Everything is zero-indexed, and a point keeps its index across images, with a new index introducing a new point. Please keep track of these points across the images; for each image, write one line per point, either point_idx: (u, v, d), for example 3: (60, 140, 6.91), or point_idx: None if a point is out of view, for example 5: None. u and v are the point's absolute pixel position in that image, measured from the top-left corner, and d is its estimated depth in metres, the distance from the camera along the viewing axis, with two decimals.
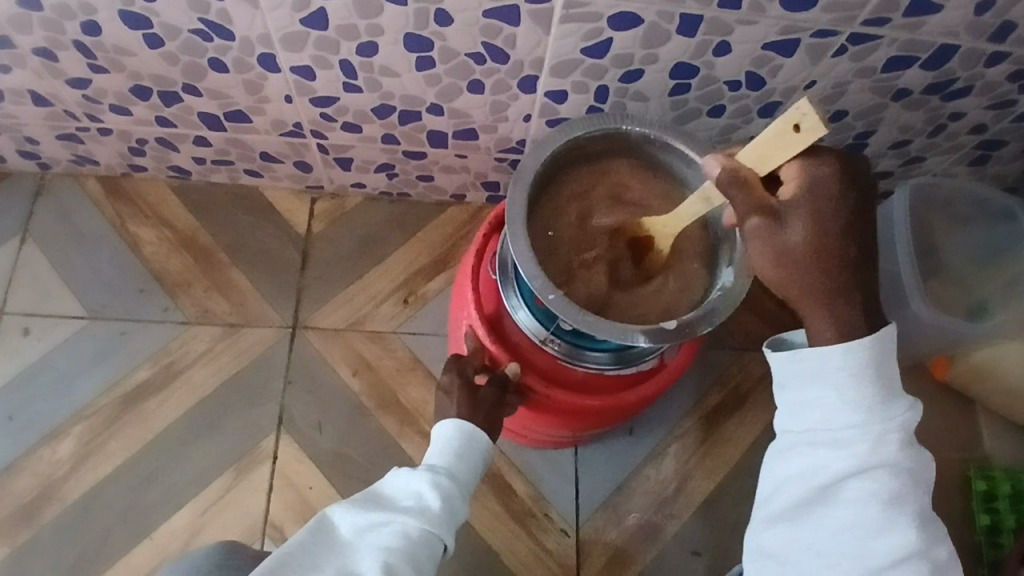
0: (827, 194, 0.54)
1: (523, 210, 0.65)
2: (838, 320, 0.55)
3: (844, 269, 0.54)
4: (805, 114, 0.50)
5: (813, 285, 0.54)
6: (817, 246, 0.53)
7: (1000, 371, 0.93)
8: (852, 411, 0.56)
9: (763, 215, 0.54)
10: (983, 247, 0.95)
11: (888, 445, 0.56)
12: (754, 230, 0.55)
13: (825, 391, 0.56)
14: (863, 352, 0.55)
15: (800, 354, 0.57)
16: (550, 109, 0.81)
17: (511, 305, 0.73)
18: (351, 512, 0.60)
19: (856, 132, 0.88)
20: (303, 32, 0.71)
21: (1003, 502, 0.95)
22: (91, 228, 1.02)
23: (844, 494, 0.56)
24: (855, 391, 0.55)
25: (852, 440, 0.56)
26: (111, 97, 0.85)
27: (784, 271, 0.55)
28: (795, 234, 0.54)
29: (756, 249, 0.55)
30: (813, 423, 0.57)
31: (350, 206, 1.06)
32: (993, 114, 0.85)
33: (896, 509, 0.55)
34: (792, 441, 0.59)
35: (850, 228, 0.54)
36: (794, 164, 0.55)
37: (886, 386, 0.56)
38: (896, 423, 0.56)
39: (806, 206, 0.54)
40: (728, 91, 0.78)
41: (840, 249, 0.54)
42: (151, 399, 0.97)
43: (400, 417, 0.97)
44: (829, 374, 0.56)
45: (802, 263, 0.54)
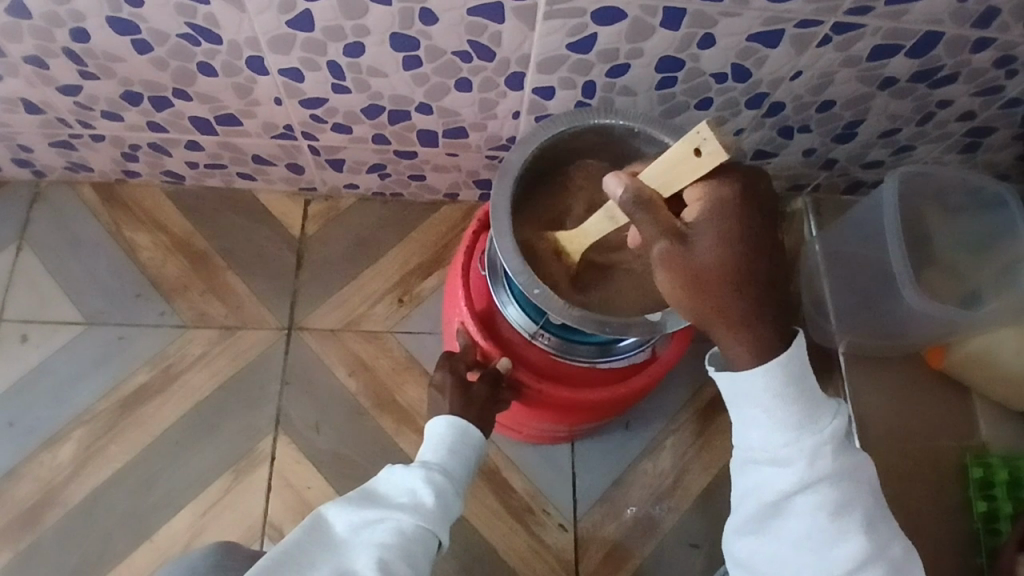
0: (730, 216, 0.53)
1: (509, 203, 0.66)
2: (755, 338, 0.54)
3: (755, 290, 0.53)
4: (705, 139, 0.50)
5: (729, 305, 0.53)
6: (727, 264, 0.52)
7: (996, 358, 0.93)
8: (784, 430, 0.56)
9: (671, 238, 0.53)
10: (975, 234, 0.95)
11: (825, 456, 0.56)
12: (661, 253, 0.53)
13: (755, 413, 0.56)
14: (783, 371, 0.55)
15: (728, 380, 0.57)
16: (539, 105, 0.82)
17: (501, 301, 0.73)
18: (347, 510, 0.60)
19: (844, 122, 0.88)
20: (290, 35, 0.72)
21: (1001, 489, 0.95)
22: (87, 234, 1.02)
23: (793, 509, 0.57)
24: (783, 409, 0.55)
25: (790, 457, 0.56)
26: (103, 103, 0.86)
27: (698, 294, 0.53)
28: (704, 254, 0.53)
29: (664, 274, 0.54)
30: (753, 443, 0.58)
31: (345, 207, 1.06)
32: (982, 100, 0.85)
33: (845, 514, 0.56)
34: (738, 459, 0.60)
35: (759, 246, 0.53)
36: (707, 184, 0.54)
37: (811, 399, 0.56)
38: (828, 433, 0.56)
39: (714, 222, 0.53)
40: (716, 84, 0.79)
41: (750, 266, 0.53)
42: (150, 402, 0.97)
43: (397, 417, 0.98)
44: (757, 397, 0.56)
45: (715, 282, 0.53)
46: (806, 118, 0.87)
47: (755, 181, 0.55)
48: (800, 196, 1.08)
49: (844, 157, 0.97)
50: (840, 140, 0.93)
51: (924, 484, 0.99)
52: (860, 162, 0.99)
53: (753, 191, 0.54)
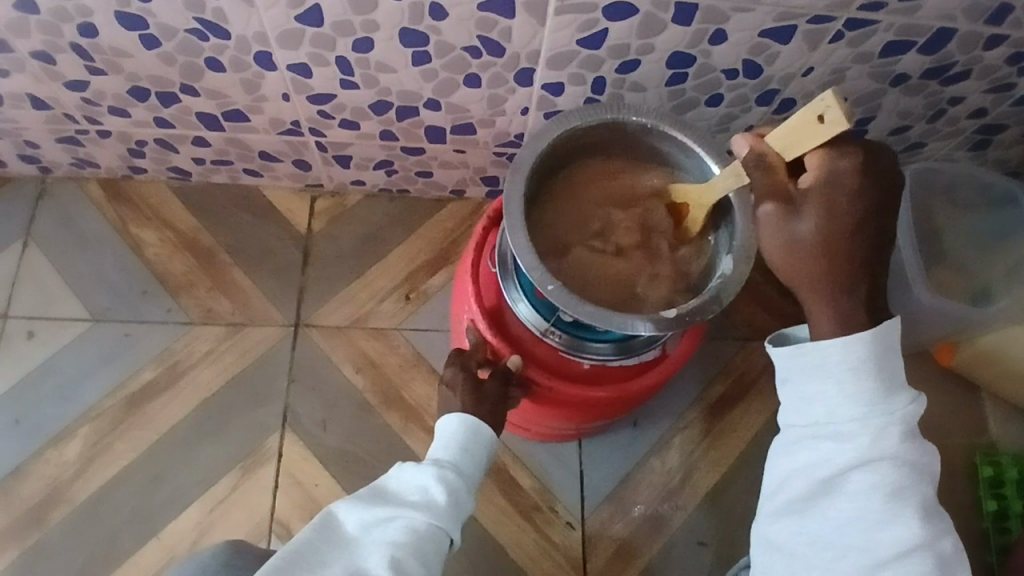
0: (844, 188, 0.53)
1: (521, 200, 0.65)
2: (838, 310, 0.55)
3: (851, 262, 0.54)
4: (830, 106, 0.49)
5: (822, 274, 0.54)
6: (829, 236, 0.53)
7: (1006, 356, 0.93)
8: (856, 405, 0.55)
9: (778, 201, 0.53)
10: (985, 231, 0.95)
11: (892, 437, 0.56)
12: (766, 214, 0.54)
13: (826, 386, 0.56)
14: (864, 346, 0.54)
15: (803, 350, 0.57)
16: (548, 101, 0.81)
17: (512, 298, 0.73)
18: (357, 507, 0.60)
19: (855, 118, 0.88)
20: (299, 30, 0.71)
21: (1012, 488, 0.95)
22: (93, 230, 1.02)
23: (848, 487, 0.56)
24: (857, 384, 0.55)
25: (857, 433, 0.56)
26: (110, 99, 0.85)
27: (791, 259, 0.54)
28: (807, 224, 0.53)
29: (766, 234, 0.55)
30: (817, 417, 0.57)
31: (351, 204, 1.06)
32: (993, 98, 0.85)
33: (900, 500, 0.55)
34: (797, 433, 0.59)
35: (866, 220, 0.53)
36: (830, 152, 0.53)
37: (889, 379, 0.56)
38: (899, 416, 0.56)
39: (826, 192, 0.53)
40: (727, 80, 0.78)
41: (851, 241, 0.53)
42: (156, 399, 0.97)
43: (404, 414, 0.98)
44: (831, 368, 0.55)
45: (815, 250, 0.53)
46: None
47: (876, 153, 0.54)
48: None
49: None
50: None
51: (933, 483, 0.98)
52: None
53: (869, 165, 0.53)
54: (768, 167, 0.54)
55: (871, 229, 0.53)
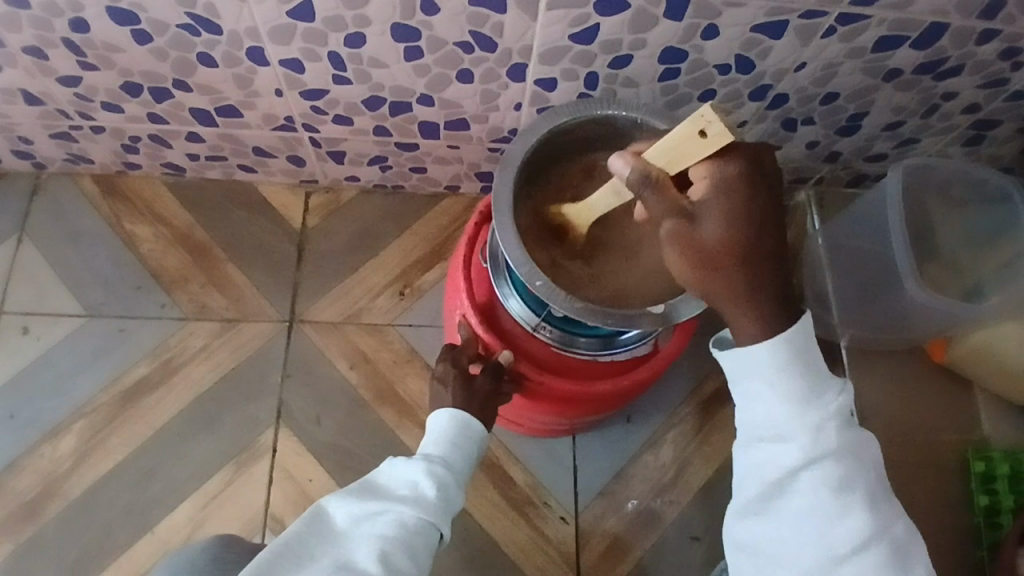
0: (737, 194, 0.53)
1: (510, 196, 0.65)
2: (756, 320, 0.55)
3: (758, 266, 0.54)
4: (710, 121, 0.50)
5: (733, 285, 0.54)
6: (732, 243, 0.53)
7: (999, 354, 0.93)
8: (790, 404, 0.55)
9: (679, 216, 0.54)
10: (978, 227, 0.95)
11: (831, 431, 0.56)
12: (671, 230, 0.54)
13: (762, 388, 0.56)
14: (788, 341, 0.54)
15: (738, 354, 0.56)
16: (541, 97, 0.81)
17: (503, 293, 0.73)
18: (347, 502, 0.60)
19: (848, 114, 0.88)
20: (291, 25, 0.71)
21: (1003, 483, 0.95)
22: (87, 226, 1.02)
23: (798, 487, 0.56)
24: (788, 383, 0.55)
25: (796, 432, 0.55)
26: (103, 94, 0.85)
27: (703, 272, 0.54)
28: (709, 233, 0.53)
29: (672, 251, 0.54)
30: (759, 418, 0.57)
31: (346, 199, 1.06)
32: (986, 93, 0.85)
33: (851, 490, 0.55)
34: (745, 437, 0.59)
35: (765, 222, 0.53)
36: (715, 163, 0.54)
37: (816, 373, 0.56)
38: (832, 408, 0.56)
39: (723, 200, 0.53)
40: (719, 75, 0.78)
41: (756, 243, 0.53)
42: (151, 394, 0.97)
43: (398, 409, 0.98)
44: (764, 370, 0.55)
45: (721, 261, 0.53)
46: (810, 110, 0.87)
47: (760, 158, 0.55)
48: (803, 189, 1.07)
49: (848, 150, 0.97)
50: (844, 133, 0.92)
51: (927, 478, 0.99)
52: (863, 156, 0.99)
53: (756, 169, 0.54)
54: (661, 184, 0.54)
55: (769, 233, 0.54)
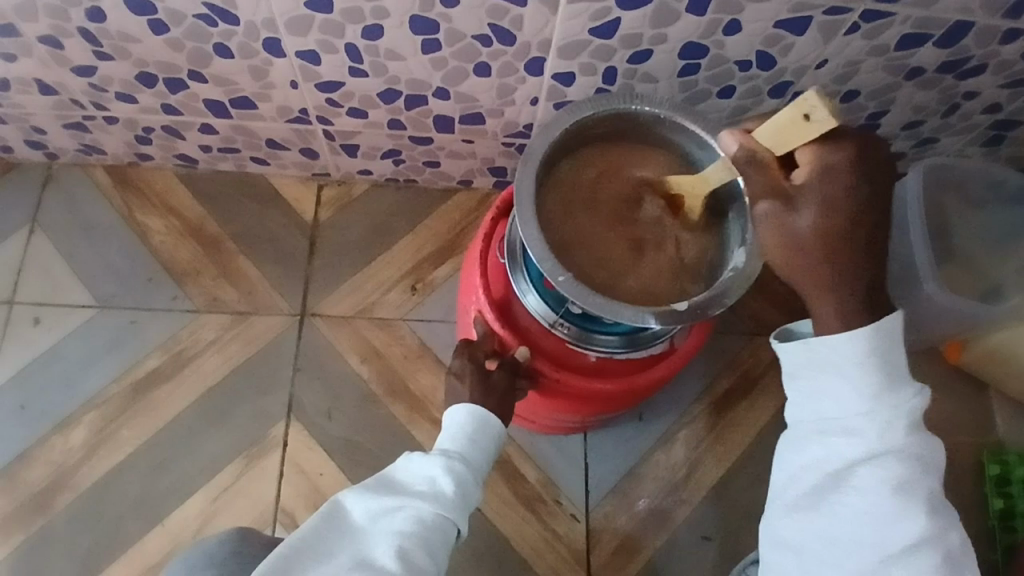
0: (841, 181, 0.53)
1: (532, 190, 0.65)
2: (841, 312, 0.54)
3: (858, 257, 0.53)
4: (815, 105, 0.51)
5: (824, 277, 0.53)
6: (827, 232, 0.52)
7: (1013, 355, 0.92)
8: (861, 398, 0.55)
9: (774, 199, 0.53)
10: (997, 228, 0.94)
11: (898, 433, 0.55)
12: (770, 212, 0.53)
13: (834, 380, 0.56)
14: (868, 339, 0.54)
15: (810, 342, 0.57)
16: (558, 91, 0.81)
17: (521, 289, 0.72)
18: (364, 497, 0.60)
19: (868, 112, 0.87)
20: (308, 16, 0.71)
21: (1018, 486, 0.96)
22: (99, 217, 1.02)
23: (855, 480, 0.56)
24: (861, 377, 0.55)
25: (864, 426, 0.55)
26: (117, 85, 0.85)
27: (794, 256, 0.53)
28: (810, 220, 0.52)
29: (766, 233, 0.54)
30: (826, 410, 0.57)
31: (358, 193, 1.05)
32: (1009, 93, 0.84)
33: (909, 493, 0.55)
34: (805, 428, 0.59)
35: (868, 213, 0.52)
36: (820, 147, 0.54)
37: (896, 373, 0.55)
38: (905, 409, 0.55)
39: (828, 188, 0.53)
40: (739, 71, 0.77)
41: (852, 233, 0.52)
42: (162, 386, 0.97)
43: (409, 404, 0.97)
44: (839, 360, 0.55)
45: (817, 248, 0.52)
46: (829, 108, 0.86)
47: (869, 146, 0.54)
48: None
49: None
50: (863, 131, 0.91)
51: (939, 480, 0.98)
52: None
53: (865, 159, 0.53)
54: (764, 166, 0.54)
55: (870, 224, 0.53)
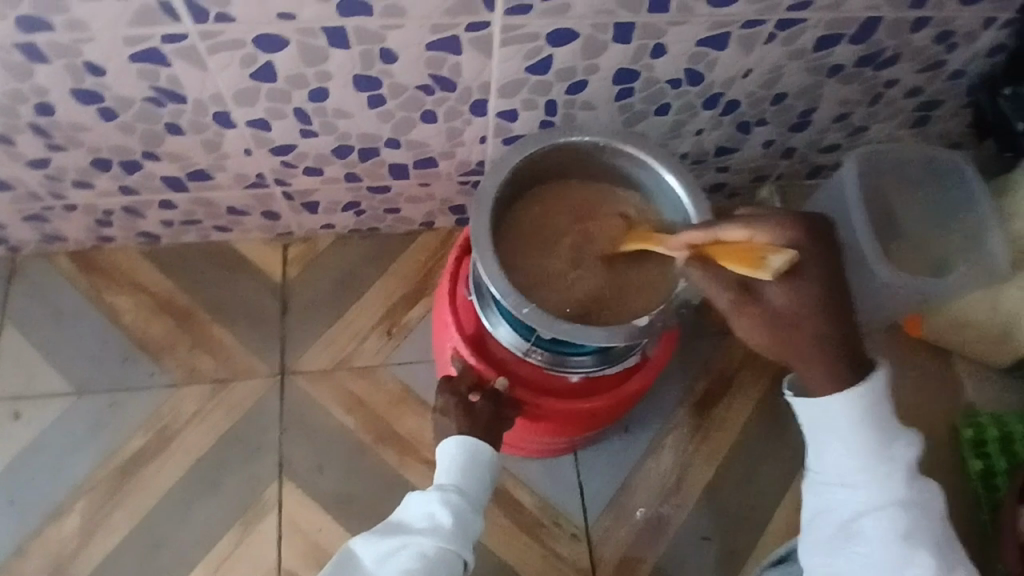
0: (802, 264, 0.55)
1: (488, 230, 0.67)
2: (825, 371, 0.59)
3: (829, 323, 0.56)
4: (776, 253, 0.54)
5: (803, 350, 0.57)
6: (799, 306, 0.56)
7: (972, 320, 0.97)
8: (863, 452, 0.61)
9: (738, 291, 0.57)
10: (935, 203, 0.99)
11: (898, 482, 0.61)
12: (729, 305, 0.58)
13: (833, 437, 0.62)
14: (861, 402, 0.59)
15: (809, 403, 0.61)
16: (504, 128, 0.84)
17: (491, 322, 0.74)
18: (371, 540, 0.63)
19: (798, 111, 0.92)
20: (254, 87, 0.73)
21: (994, 446, 0.98)
22: (68, 304, 1.02)
23: (864, 531, 0.60)
24: (858, 433, 0.61)
25: (867, 476, 0.61)
26: (74, 173, 0.86)
27: (772, 336, 0.57)
28: (776, 299, 0.56)
29: (741, 321, 0.58)
30: (831, 463, 0.62)
31: (323, 247, 1.07)
32: (926, 76, 0.89)
33: (914, 540, 0.59)
34: (816, 478, 0.64)
35: (827, 286, 0.55)
36: (777, 234, 0.55)
37: (887, 428, 0.61)
38: (901, 460, 0.61)
39: (787, 278, 0.55)
40: (672, 89, 0.81)
41: (818, 308, 0.56)
42: (150, 464, 0.96)
43: (399, 448, 0.98)
44: (841, 424, 0.60)
45: (785, 327, 0.57)
46: (762, 112, 0.90)
47: (811, 224, 0.55)
48: (765, 186, 1.09)
49: (802, 144, 1.00)
50: (797, 129, 0.96)
51: (917, 450, 1.00)
52: (818, 148, 1.02)
53: (822, 236, 0.55)
54: (717, 263, 0.58)
55: (836, 294, 0.56)
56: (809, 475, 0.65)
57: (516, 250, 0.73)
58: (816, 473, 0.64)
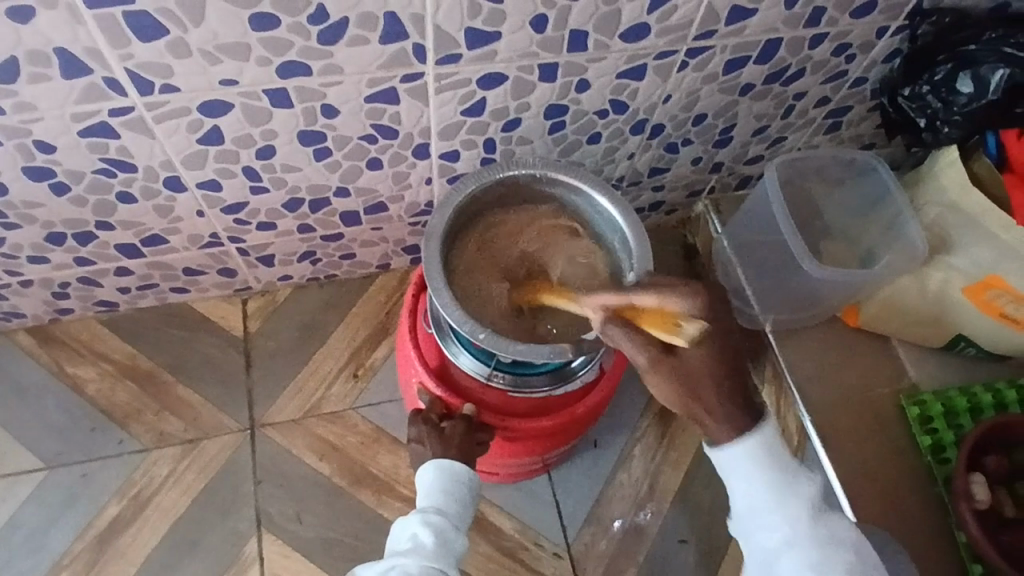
0: (711, 331, 0.60)
1: (440, 265, 0.71)
2: (725, 418, 0.64)
3: (728, 378, 0.62)
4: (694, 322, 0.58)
5: (707, 401, 0.62)
6: (710, 364, 0.61)
7: (901, 302, 1.03)
8: (766, 494, 0.64)
9: (659, 351, 0.61)
10: (854, 201, 1.07)
11: (805, 518, 0.64)
12: (646, 365, 0.61)
13: (741, 484, 0.65)
14: (756, 449, 0.64)
15: (719, 458, 0.65)
16: (447, 168, 0.88)
17: (452, 352, 0.78)
18: (360, 568, 0.64)
19: (719, 129, 0.99)
20: (203, 150, 0.76)
21: (940, 420, 1.02)
22: (28, 380, 1.01)
23: (781, 567, 0.63)
24: (762, 476, 0.64)
25: (776, 517, 0.64)
26: (27, 249, 0.87)
27: (683, 391, 0.62)
28: (688, 359, 0.61)
29: (656, 381, 0.62)
30: (746, 507, 0.66)
31: (283, 298, 1.09)
32: (830, 87, 0.97)
33: (828, 570, 0.62)
34: (737, 521, 0.68)
35: (727, 345, 0.61)
36: (687, 301, 0.59)
37: (786, 469, 0.65)
38: (805, 497, 0.64)
39: (698, 342, 0.60)
40: (600, 119, 0.87)
41: (720, 364, 0.62)
42: (125, 533, 0.95)
43: (376, 488, 1.00)
44: (741, 471, 0.64)
45: (689, 385, 0.61)
46: (686, 132, 0.97)
47: (713, 291, 0.60)
48: (699, 200, 1.17)
49: (728, 159, 1.07)
50: (721, 145, 1.03)
51: (869, 434, 1.05)
52: (743, 160, 1.09)
53: (717, 303, 0.60)
54: (634, 327, 0.62)
55: (729, 352, 0.62)
56: (733, 517, 0.69)
57: (467, 280, 0.77)
58: (739, 517, 0.67)
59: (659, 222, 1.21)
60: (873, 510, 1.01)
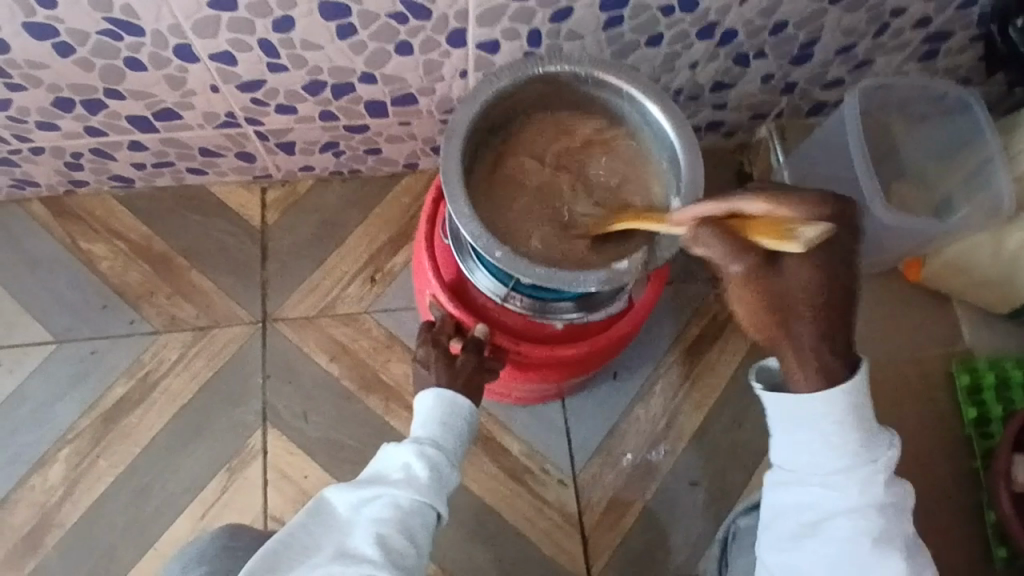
0: (819, 258, 0.51)
1: (459, 169, 0.63)
2: (816, 363, 0.53)
3: (830, 316, 0.52)
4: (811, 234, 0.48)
5: (796, 331, 0.52)
6: (812, 289, 0.51)
7: (972, 263, 0.92)
8: (842, 456, 0.56)
9: (757, 261, 0.50)
10: (942, 139, 0.94)
11: (877, 484, 0.56)
12: (737, 275, 0.51)
13: (817, 440, 0.56)
14: (847, 401, 0.54)
15: (798, 404, 0.55)
16: (485, 61, 0.79)
17: (469, 268, 0.72)
18: (346, 490, 0.61)
19: (800, 42, 0.86)
20: (214, 17, 0.68)
21: (990, 392, 0.94)
22: (43, 251, 0.99)
23: (836, 531, 0.56)
24: (843, 436, 0.55)
25: (844, 481, 0.56)
26: (35, 113, 0.82)
27: (771, 312, 0.51)
28: (791, 276, 0.51)
29: (747, 296, 0.51)
30: (806, 466, 0.57)
31: (303, 191, 1.03)
32: (936, 5, 0.83)
33: (886, 542, 0.55)
34: (786, 474, 0.59)
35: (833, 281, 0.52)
36: (809, 202, 0.49)
37: (868, 429, 0.56)
38: (880, 463, 0.56)
39: (809, 253, 0.50)
40: (664, 17, 0.76)
41: (823, 295, 0.52)
42: (133, 413, 0.95)
43: (384, 395, 0.97)
44: (821, 425, 0.55)
45: (785, 309, 0.51)
46: (761, 43, 0.85)
47: (842, 204, 0.50)
48: (763, 124, 1.05)
49: (803, 79, 0.95)
50: (798, 62, 0.91)
51: (914, 398, 0.97)
52: (819, 83, 0.97)
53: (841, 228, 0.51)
54: (735, 233, 0.50)
55: (839, 283, 0.52)
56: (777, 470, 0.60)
57: (495, 183, 0.71)
58: (787, 472, 0.59)
59: (715, 144, 1.09)
60: (906, 479, 0.94)
